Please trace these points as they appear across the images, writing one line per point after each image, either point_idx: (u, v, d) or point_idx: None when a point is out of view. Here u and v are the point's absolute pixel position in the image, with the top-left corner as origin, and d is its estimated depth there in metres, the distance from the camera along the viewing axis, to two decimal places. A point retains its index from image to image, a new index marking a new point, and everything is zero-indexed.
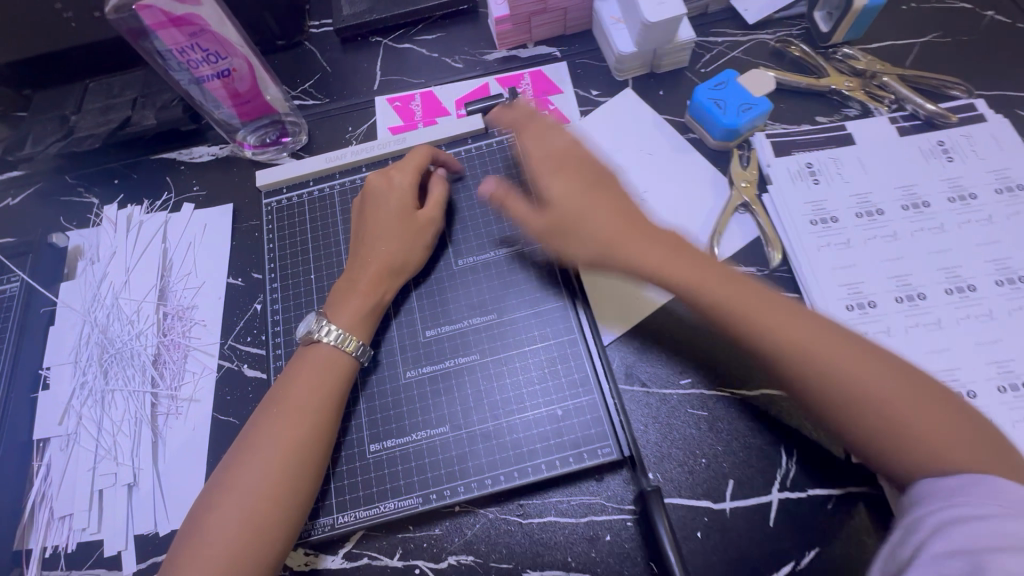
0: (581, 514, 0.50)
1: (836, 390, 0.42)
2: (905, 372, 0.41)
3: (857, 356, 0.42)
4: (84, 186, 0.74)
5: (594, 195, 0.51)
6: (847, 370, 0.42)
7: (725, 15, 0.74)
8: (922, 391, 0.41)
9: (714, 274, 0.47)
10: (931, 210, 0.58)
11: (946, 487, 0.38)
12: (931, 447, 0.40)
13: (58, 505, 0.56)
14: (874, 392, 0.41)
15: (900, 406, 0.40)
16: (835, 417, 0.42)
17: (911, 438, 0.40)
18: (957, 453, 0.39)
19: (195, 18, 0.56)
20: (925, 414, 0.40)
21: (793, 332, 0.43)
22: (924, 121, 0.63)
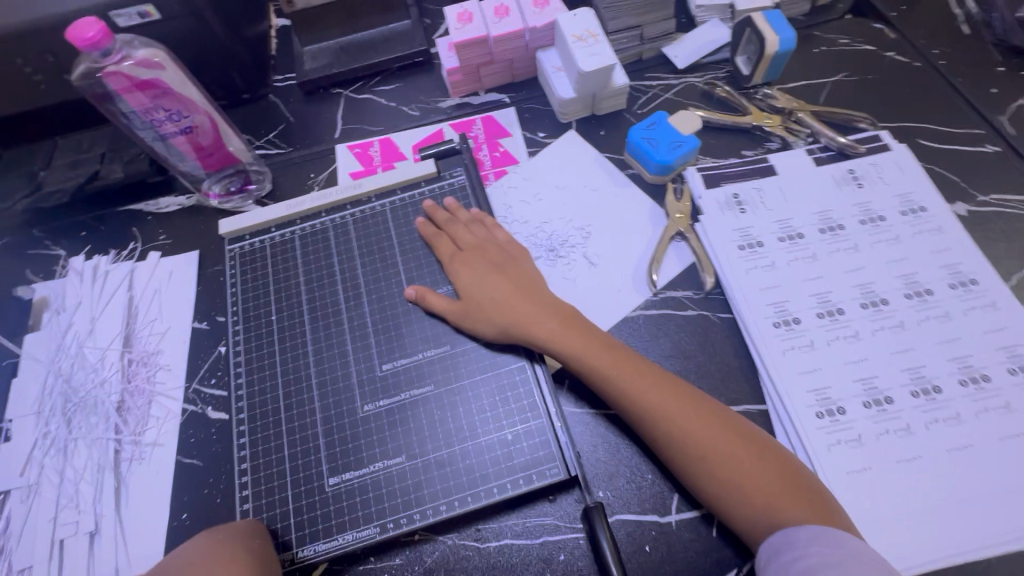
0: (535, 534, 0.52)
1: (700, 454, 0.48)
2: (757, 445, 0.49)
3: (717, 424, 0.49)
4: (51, 239, 0.76)
5: (501, 289, 0.58)
6: (709, 437, 0.49)
7: (658, 61, 0.81)
8: (771, 461, 0.48)
9: (600, 353, 0.54)
10: (845, 232, 0.64)
11: (804, 536, 0.43)
12: (779, 510, 0.46)
13: (17, 557, 0.56)
14: (729, 460, 0.48)
15: (750, 472, 0.47)
16: (702, 479, 0.48)
17: (759, 502, 0.46)
18: (804, 515, 0.45)
19: (158, 81, 0.61)
20: (772, 481, 0.47)
21: (664, 403, 0.50)
22: (836, 152, 0.70)
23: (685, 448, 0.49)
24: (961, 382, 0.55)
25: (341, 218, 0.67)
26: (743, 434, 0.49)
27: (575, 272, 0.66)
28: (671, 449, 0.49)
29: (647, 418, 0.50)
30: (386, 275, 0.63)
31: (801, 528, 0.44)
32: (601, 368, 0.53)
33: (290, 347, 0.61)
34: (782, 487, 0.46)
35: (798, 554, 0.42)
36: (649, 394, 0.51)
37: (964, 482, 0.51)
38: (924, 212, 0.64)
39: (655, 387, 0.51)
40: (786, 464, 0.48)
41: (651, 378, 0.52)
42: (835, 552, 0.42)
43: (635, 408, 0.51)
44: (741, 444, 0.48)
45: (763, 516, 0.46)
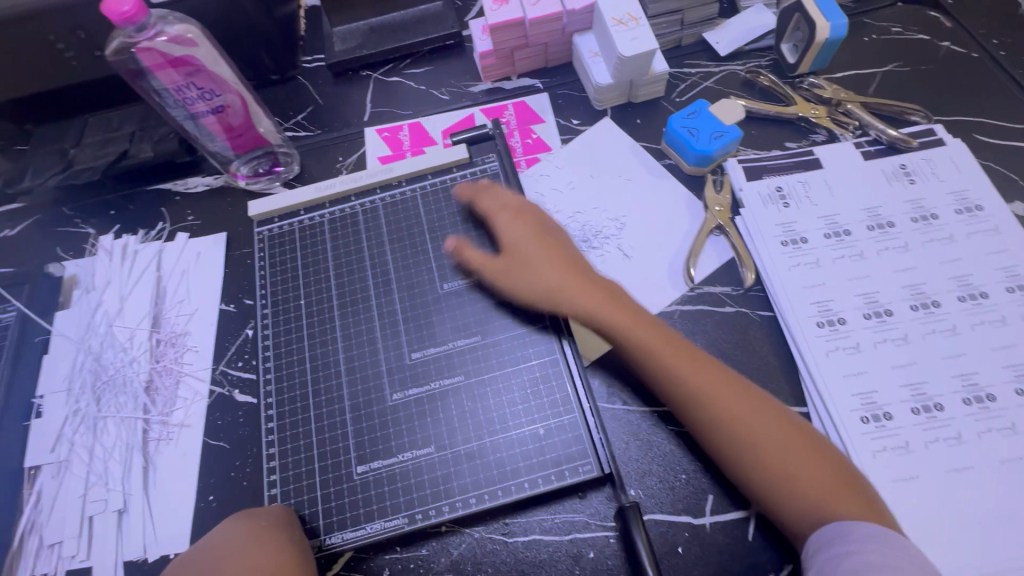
0: (565, 531, 0.50)
1: (745, 439, 0.47)
2: (804, 432, 0.47)
3: (763, 408, 0.48)
4: (81, 217, 0.76)
5: (545, 255, 0.57)
6: (754, 421, 0.47)
7: (698, 47, 0.78)
8: (818, 449, 0.46)
9: (645, 329, 0.52)
10: (896, 230, 0.61)
11: (861, 533, 0.42)
12: (828, 503, 0.44)
13: (48, 532, 0.57)
14: (783, 451, 0.46)
15: (801, 466, 0.45)
16: (746, 466, 0.47)
17: (807, 498, 0.44)
18: (854, 513, 0.43)
19: (191, 58, 0.59)
20: (819, 470, 0.45)
21: (708, 383, 0.49)
22: (887, 145, 0.66)
23: (734, 437, 0.47)
24: (1017, 392, 0.52)
25: (371, 203, 0.66)
26: (796, 427, 0.47)
27: (609, 264, 0.64)
28: (716, 433, 0.48)
29: (697, 402, 0.49)
30: (416, 262, 0.62)
31: (851, 527, 0.42)
32: (652, 353, 0.51)
33: (319, 333, 0.60)
34: (834, 485, 0.45)
35: (848, 547, 0.41)
36: (700, 379, 0.49)
37: (1018, 495, 0.48)
38: (980, 211, 0.61)
39: (706, 374, 0.49)
40: (833, 455, 0.46)
41: (703, 364, 0.50)
42: (888, 550, 0.41)
43: (684, 395, 0.49)
44: (792, 437, 0.47)
45: (810, 512, 0.44)
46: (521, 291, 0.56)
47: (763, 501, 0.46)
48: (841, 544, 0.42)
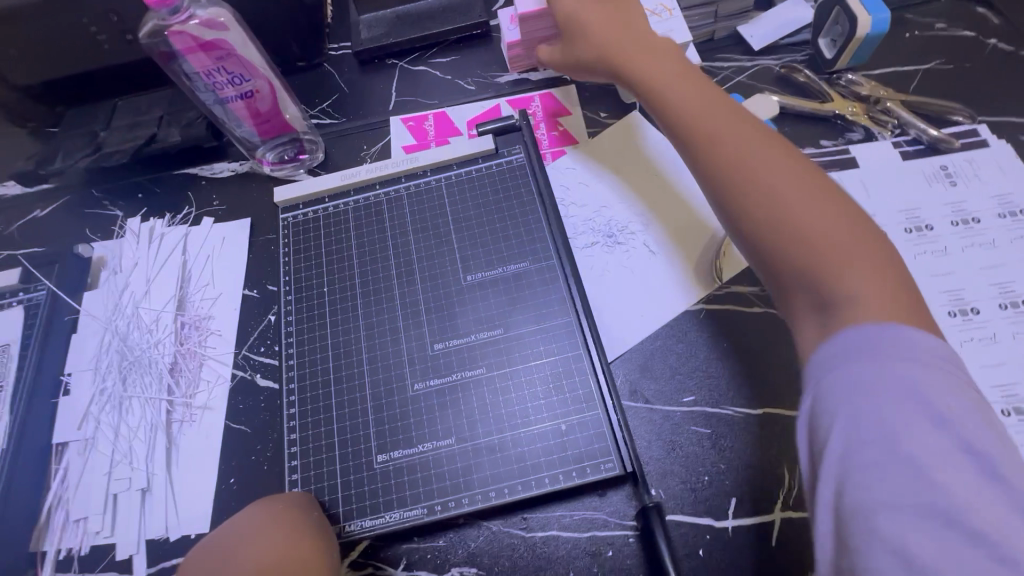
0: (583, 528, 0.50)
1: (782, 215, 0.45)
2: (871, 250, 0.43)
3: (830, 215, 0.44)
4: (110, 199, 0.77)
5: (636, 56, 0.60)
6: (808, 214, 0.44)
7: (731, 40, 0.76)
8: (880, 270, 0.42)
9: (719, 113, 0.53)
10: (934, 233, 0.59)
11: (889, 341, 0.37)
12: (856, 311, 0.40)
13: (74, 507, 0.58)
14: (832, 206, 0.44)
15: (851, 244, 0.43)
16: (776, 239, 0.45)
17: (848, 295, 0.41)
18: (906, 321, 0.39)
19: (222, 42, 0.59)
20: (867, 283, 0.41)
21: (770, 178, 0.47)
22: (926, 146, 0.64)
23: (772, 209, 0.45)
24: None
25: (395, 192, 0.66)
26: (867, 234, 0.44)
27: (634, 259, 0.63)
28: (755, 210, 0.46)
29: (751, 153, 0.48)
30: (440, 253, 0.62)
31: (900, 334, 0.37)
32: (723, 108, 0.53)
33: (341, 320, 0.60)
34: (889, 299, 0.40)
35: (892, 369, 0.36)
36: (763, 142, 0.49)
37: None
38: None
39: (772, 146, 0.49)
40: (894, 287, 0.41)
41: (773, 138, 0.50)
42: (950, 404, 0.34)
43: (732, 142, 0.50)
44: (852, 238, 0.43)
45: (855, 306, 0.40)
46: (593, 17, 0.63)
47: (786, 281, 0.45)
48: (889, 360, 0.36)
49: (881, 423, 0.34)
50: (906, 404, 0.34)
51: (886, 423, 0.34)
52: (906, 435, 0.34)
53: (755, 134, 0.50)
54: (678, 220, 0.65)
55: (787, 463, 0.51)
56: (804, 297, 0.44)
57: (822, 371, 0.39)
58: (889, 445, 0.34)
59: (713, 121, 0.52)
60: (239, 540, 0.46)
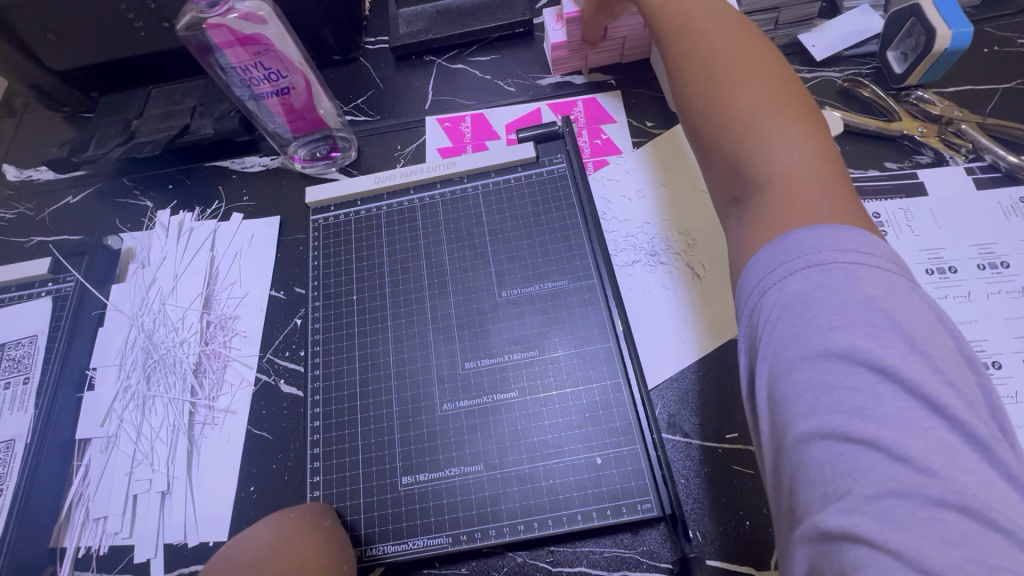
0: (612, 567, 0.47)
1: (740, 124, 0.43)
2: (821, 165, 0.40)
3: (788, 127, 0.42)
4: (140, 190, 0.76)
5: None
6: (767, 125, 0.42)
7: (791, 49, 0.71)
8: (822, 183, 0.39)
9: (710, 27, 0.49)
10: (1011, 271, 0.54)
11: (812, 247, 0.36)
12: (785, 217, 0.39)
13: (94, 506, 0.57)
14: (784, 106, 0.43)
15: (790, 142, 0.41)
16: (730, 148, 0.44)
17: (773, 192, 0.40)
18: (828, 217, 0.37)
19: (261, 37, 0.57)
20: (801, 192, 0.39)
21: (737, 91, 0.45)
22: (1004, 173, 0.59)
23: (732, 120, 0.44)
24: None
25: (430, 198, 0.63)
26: (817, 137, 0.42)
27: (677, 281, 0.59)
28: (715, 121, 0.45)
29: (712, 57, 0.48)
30: (474, 265, 0.59)
31: (812, 228, 0.37)
32: (701, 12, 0.51)
33: (370, 331, 0.58)
34: (820, 197, 0.39)
35: (794, 276, 0.36)
36: (732, 46, 0.47)
37: None
38: None
39: (741, 53, 0.47)
40: (837, 200, 0.39)
41: (744, 42, 0.48)
42: (851, 300, 0.33)
43: (707, 51, 0.48)
44: (798, 142, 0.41)
45: (775, 199, 0.40)
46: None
47: (738, 194, 0.44)
48: (794, 266, 0.36)
49: (786, 328, 0.34)
50: (805, 306, 0.34)
51: (788, 328, 0.34)
52: (808, 335, 0.33)
53: (726, 37, 0.48)
54: (705, 277, 0.59)
55: None
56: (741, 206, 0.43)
57: (743, 289, 0.39)
58: (790, 350, 0.34)
59: (686, 27, 0.51)
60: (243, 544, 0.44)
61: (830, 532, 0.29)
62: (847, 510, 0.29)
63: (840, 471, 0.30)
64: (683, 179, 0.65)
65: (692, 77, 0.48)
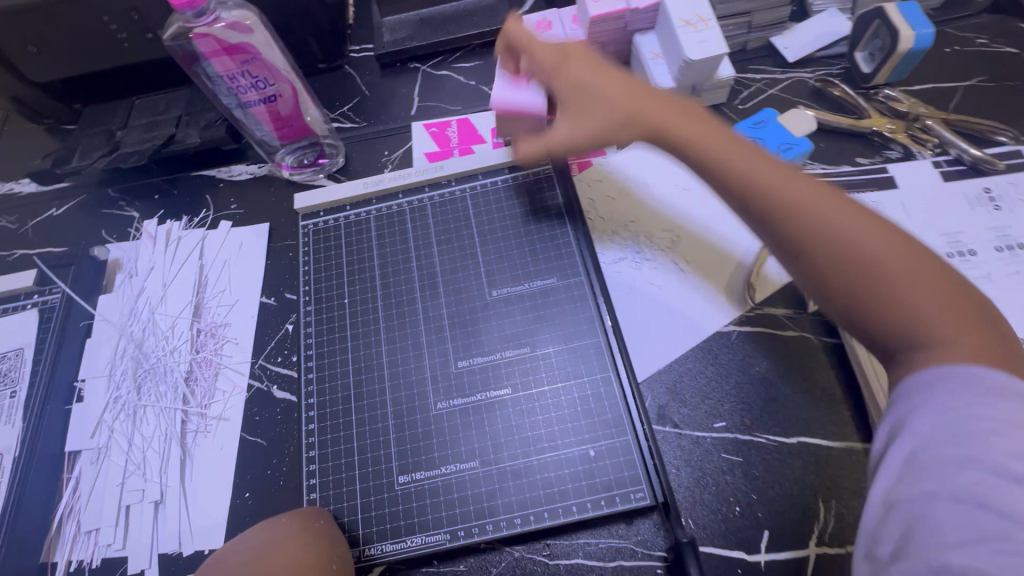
0: (609, 557, 0.49)
1: (835, 262, 0.41)
2: (931, 276, 0.39)
3: (887, 253, 0.40)
4: (126, 200, 0.75)
5: (604, 70, 0.55)
6: (863, 260, 0.40)
7: (764, 52, 0.74)
8: (945, 304, 0.39)
9: (708, 131, 0.48)
10: (978, 258, 0.57)
11: (970, 387, 0.35)
12: (936, 346, 0.38)
13: (85, 519, 0.57)
14: (865, 234, 0.40)
15: (901, 275, 0.39)
16: (833, 282, 0.41)
17: (876, 310, 0.40)
18: (970, 351, 0.37)
19: (248, 46, 0.58)
20: (939, 318, 0.38)
21: (810, 225, 0.42)
22: (969, 166, 0.62)
23: (825, 259, 0.41)
24: None
25: (419, 201, 0.64)
26: (907, 244, 0.40)
27: (662, 276, 0.61)
28: (803, 253, 0.42)
29: (763, 192, 0.44)
30: (465, 265, 0.60)
31: (964, 372, 0.36)
32: (686, 109, 0.49)
33: (363, 334, 0.58)
34: (924, 294, 0.39)
35: (947, 392, 0.36)
36: (728, 154, 0.46)
37: None
38: None
39: (750, 155, 0.45)
40: (961, 308, 0.39)
41: (779, 168, 0.44)
42: (1008, 417, 0.34)
43: (754, 182, 0.44)
44: (873, 238, 0.40)
45: (913, 335, 0.39)
46: (574, 132, 0.54)
47: (850, 320, 0.42)
48: (945, 371, 0.37)
49: (926, 470, 0.34)
50: (960, 414, 0.35)
51: (942, 433, 0.35)
52: (950, 470, 0.33)
53: (723, 137, 0.47)
54: (690, 269, 0.61)
55: (822, 500, 0.50)
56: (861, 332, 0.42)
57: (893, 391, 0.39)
58: (921, 486, 0.34)
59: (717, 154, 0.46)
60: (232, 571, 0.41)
61: (950, 566, 0.31)
62: (970, 552, 0.31)
63: (967, 524, 0.32)
64: (705, 262, 0.61)
65: (759, 227, 0.44)
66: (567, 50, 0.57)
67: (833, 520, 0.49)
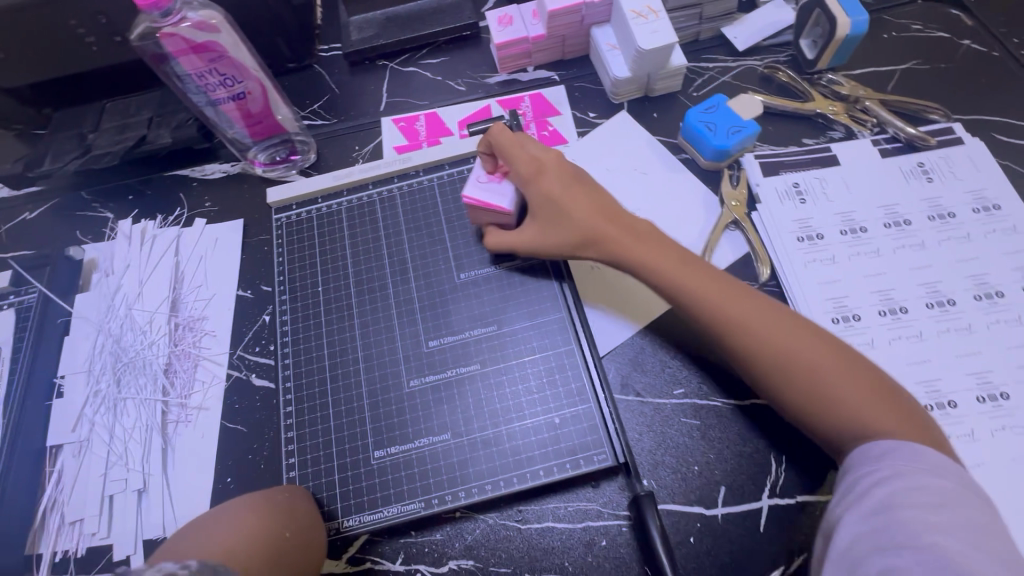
0: (578, 519, 0.51)
1: (775, 359, 0.47)
2: (851, 363, 0.47)
3: (814, 348, 0.47)
4: (101, 202, 0.76)
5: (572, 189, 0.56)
6: (795, 355, 0.47)
7: (716, 42, 0.77)
8: (867, 386, 0.46)
9: (668, 257, 0.53)
10: (913, 227, 0.61)
11: (892, 462, 0.42)
12: (866, 426, 0.44)
13: (69, 510, 0.58)
14: (795, 335, 0.48)
15: (830, 368, 0.46)
16: (774, 378, 0.47)
17: (814, 397, 0.46)
18: (893, 431, 0.44)
19: (215, 45, 0.60)
20: (867, 401, 0.45)
21: (749, 325, 0.49)
22: (905, 143, 0.66)
23: (764, 355, 0.48)
24: None
25: (388, 192, 0.67)
26: (828, 341, 0.48)
27: None
28: (752, 361, 0.48)
29: (710, 300, 0.50)
30: (434, 251, 0.63)
31: (889, 448, 0.43)
32: (645, 255, 0.53)
33: (336, 320, 0.60)
34: (845, 374, 0.46)
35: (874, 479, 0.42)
36: (680, 275, 0.52)
37: None
38: (998, 210, 0.61)
39: (679, 265, 0.52)
40: (880, 384, 0.46)
41: (719, 279, 0.51)
42: (925, 498, 0.39)
43: (701, 292, 0.51)
44: (790, 333, 0.48)
45: (847, 422, 0.45)
46: (542, 239, 0.56)
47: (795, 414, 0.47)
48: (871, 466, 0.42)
49: (881, 528, 0.39)
50: (884, 498, 0.40)
51: (874, 515, 0.40)
52: (906, 526, 0.38)
53: (656, 250, 0.53)
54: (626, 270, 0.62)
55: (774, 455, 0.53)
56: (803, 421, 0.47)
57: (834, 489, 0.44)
58: (883, 541, 0.38)
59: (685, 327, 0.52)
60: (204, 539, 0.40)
61: None
62: None
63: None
64: (630, 286, 0.61)
65: (711, 324, 0.50)
66: (543, 162, 0.57)
67: (784, 474, 0.53)
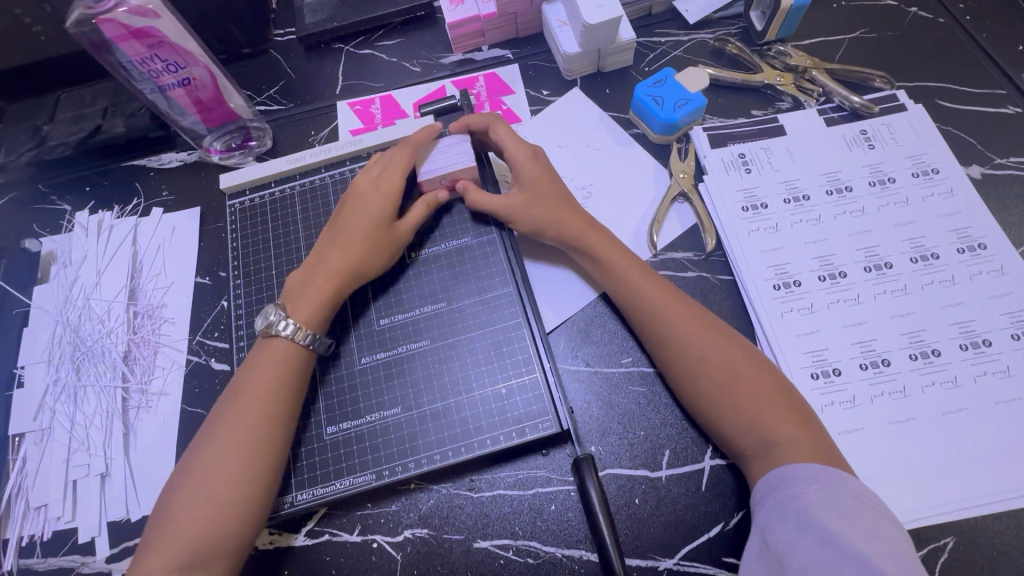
0: (528, 485, 0.53)
1: (701, 361, 0.51)
2: (772, 380, 0.50)
3: (741, 361, 0.51)
4: (57, 194, 0.76)
5: (541, 188, 0.60)
6: (721, 362, 0.51)
7: (669, 15, 0.77)
8: (782, 403, 0.49)
9: (621, 261, 0.57)
10: (853, 194, 0.62)
11: (815, 485, 0.44)
12: (772, 433, 0.48)
13: (33, 496, 0.59)
14: (728, 346, 0.52)
15: (751, 381, 0.50)
16: (696, 380, 0.51)
17: (730, 402, 0.50)
18: (799, 447, 0.47)
19: (154, 30, 0.59)
20: (778, 415, 0.48)
21: (682, 331, 0.53)
22: (849, 112, 0.67)
23: (692, 357, 0.52)
24: (961, 347, 0.54)
25: (341, 174, 0.67)
26: (753, 361, 0.51)
27: None
28: (681, 363, 0.52)
29: (652, 305, 0.54)
30: None
31: (796, 464, 0.46)
32: (604, 255, 0.57)
33: None
34: (761, 390, 0.50)
35: (802, 496, 0.44)
36: (629, 277, 0.56)
37: (955, 444, 0.51)
38: (937, 174, 0.62)
39: (637, 271, 0.56)
40: (794, 406, 0.49)
41: (666, 288, 0.55)
42: (850, 519, 0.42)
43: (643, 298, 0.55)
44: (721, 349, 0.52)
45: (755, 430, 0.48)
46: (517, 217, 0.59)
47: (708, 416, 0.51)
48: (800, 486, 0.44)
49: (828, 557, 0.39)
50: (812, 519, 0.42)
51: (807, 536, 0.41)
52: (849, 553, 0.39)
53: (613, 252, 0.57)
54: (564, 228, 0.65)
55: None
56: (717, 425, 0.51)
57: (763, 510, 0.46)
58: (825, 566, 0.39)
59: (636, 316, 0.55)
60: (254, 371, 0.52)
61: None
62: None
63: None
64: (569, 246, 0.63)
65: (653, 323, 0.54)
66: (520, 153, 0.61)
67: None
